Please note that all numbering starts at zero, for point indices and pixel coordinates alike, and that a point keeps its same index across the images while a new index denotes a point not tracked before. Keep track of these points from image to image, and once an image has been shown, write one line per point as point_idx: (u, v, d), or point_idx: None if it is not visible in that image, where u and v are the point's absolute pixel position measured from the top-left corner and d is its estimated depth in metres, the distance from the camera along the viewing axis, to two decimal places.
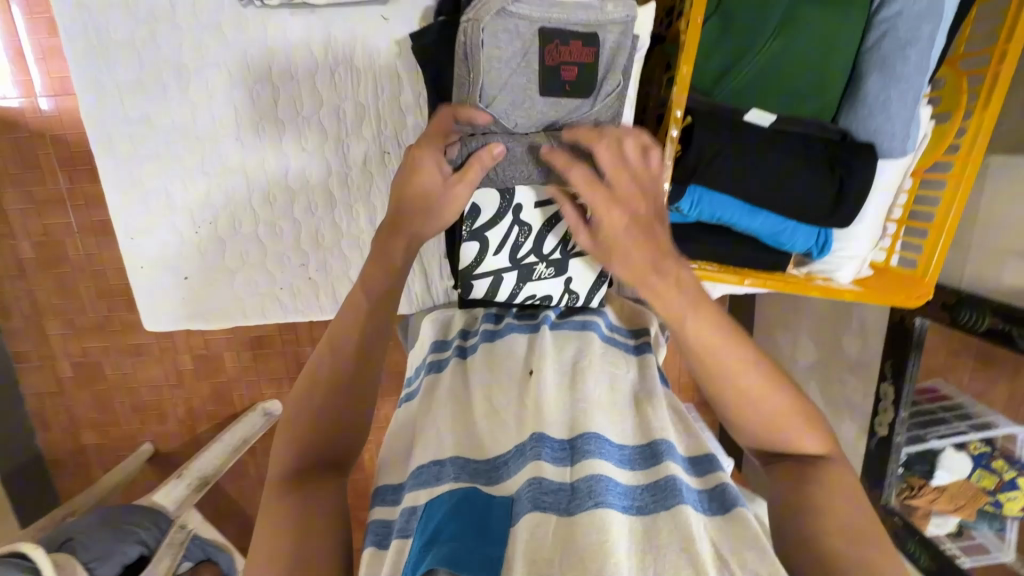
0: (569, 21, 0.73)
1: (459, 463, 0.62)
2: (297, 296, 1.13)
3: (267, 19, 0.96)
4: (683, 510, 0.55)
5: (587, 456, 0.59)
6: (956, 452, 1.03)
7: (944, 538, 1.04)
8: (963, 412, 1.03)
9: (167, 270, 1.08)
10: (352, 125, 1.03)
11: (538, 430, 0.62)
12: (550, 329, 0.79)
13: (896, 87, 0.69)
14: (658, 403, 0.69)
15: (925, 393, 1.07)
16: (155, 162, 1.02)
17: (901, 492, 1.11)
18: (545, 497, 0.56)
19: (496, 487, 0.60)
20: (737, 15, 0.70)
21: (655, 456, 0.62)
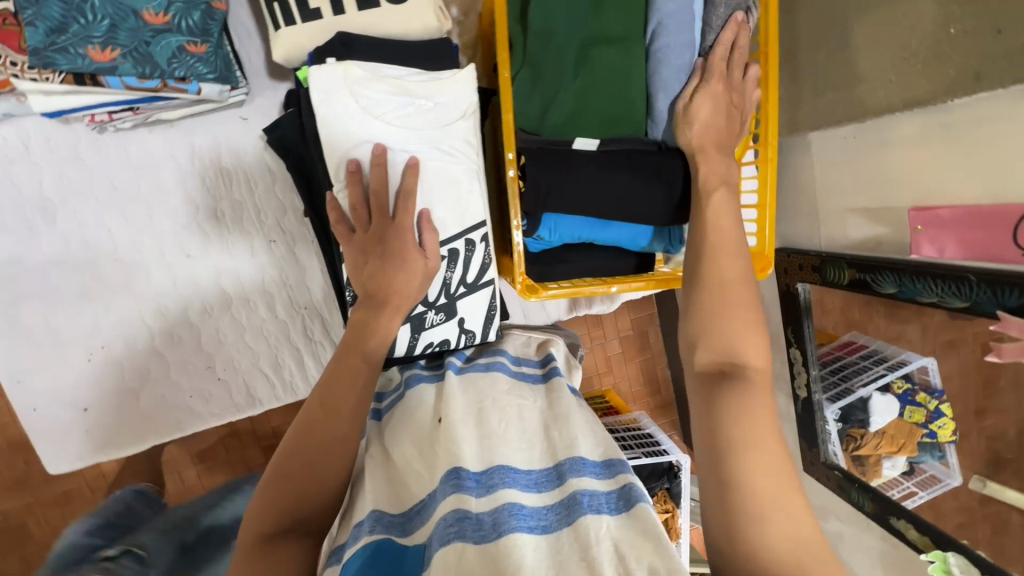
0: (410, 75, 0.80)
1: (375, 515, 0.63)
2: (210, 401, 1.11)
3: (126, 140, 0.99)
4: (585, 523, 0.57)
5: (498, 487, 0.62)
6: (883, 396, 1.04)
7: (899, 478, 1.02)
8: (879, 356, 1.04)
9: (64, 405, 1.04)
10: (231, 221, 1.05)
11: (455, 465, 0.64)
12: (456, 373, 0.81)
13: (685, 99, 0.79)
14: (564, 417, 0.72)
15: (843, 346, 1.09)
16: (32, 298, 1.00)
17: (849, 445, 1.12)
18: (452, 528, 0.57)
19: (411, 537, 0.61)
20: (540, 63, 0.79)
21: (560, 476, 0.65)
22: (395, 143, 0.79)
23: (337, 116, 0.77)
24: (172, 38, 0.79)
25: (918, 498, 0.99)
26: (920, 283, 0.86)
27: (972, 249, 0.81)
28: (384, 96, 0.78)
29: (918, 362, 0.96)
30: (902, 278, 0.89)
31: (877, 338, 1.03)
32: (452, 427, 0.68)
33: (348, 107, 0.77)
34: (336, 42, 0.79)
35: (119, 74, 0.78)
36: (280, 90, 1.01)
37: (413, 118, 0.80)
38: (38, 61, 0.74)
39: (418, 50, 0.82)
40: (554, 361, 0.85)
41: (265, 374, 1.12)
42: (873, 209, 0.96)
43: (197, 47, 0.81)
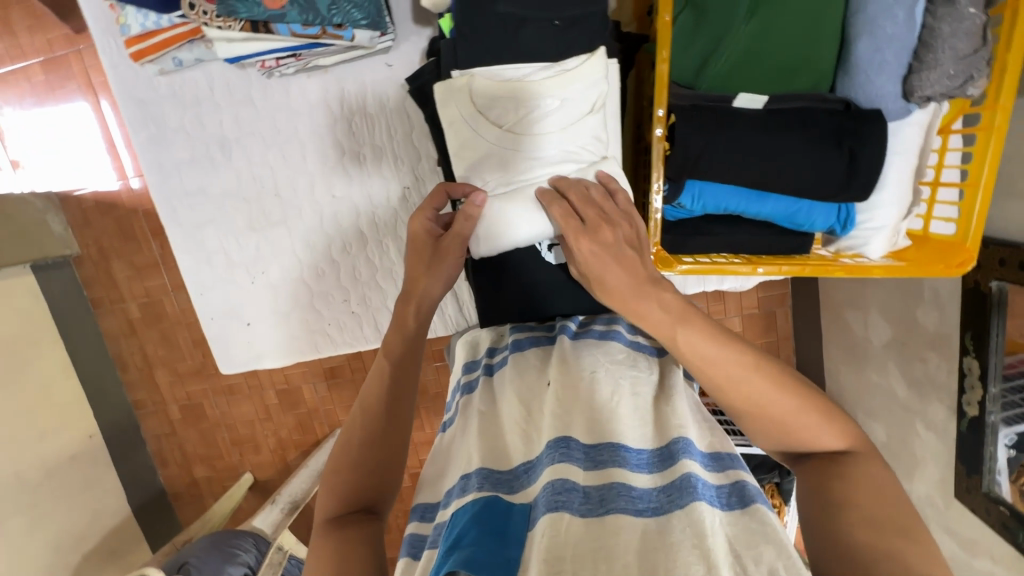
0: (527, 70, 0.77)
1: (483, 473, 0.64)
2: (344, 330, 1.23)
3: (288, 85, 1.07)
4: (700, 508, 0.52)
5: (608, 464, 0.59)
6: None
7: None
8: None
9: (234, 317, 1.22)
10: (371, 165, 1.11)
11: (560, 435, 0.62)
12: (572, 339, 0.78)
13: (889, 48, 0.66)
14: (678, 394, 0.68)
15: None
16: (212, 223, 1.16)
17: (1020, 477, 0.93)
18: (560, 496, 0.55)
19: (518, 495, 0.61)
20: (707, 5, 0.69)
21: (671, 456, 0.60)
22: (529, 150, 0.77)
23: (459, 125, 0.78)
24: None
25: None
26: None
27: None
28: (505, 99, 0.76)
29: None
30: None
31: None
32: (568, 390, 0.68)
33: (473, 117, 0.77)
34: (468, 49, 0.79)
35: (286, 22, 0.84)
36: (424, 36, 1.01)
37: (545, 120, 0.77)
38: (224, 10, 0.82)
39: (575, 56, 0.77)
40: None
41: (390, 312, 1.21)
42: None
43: None
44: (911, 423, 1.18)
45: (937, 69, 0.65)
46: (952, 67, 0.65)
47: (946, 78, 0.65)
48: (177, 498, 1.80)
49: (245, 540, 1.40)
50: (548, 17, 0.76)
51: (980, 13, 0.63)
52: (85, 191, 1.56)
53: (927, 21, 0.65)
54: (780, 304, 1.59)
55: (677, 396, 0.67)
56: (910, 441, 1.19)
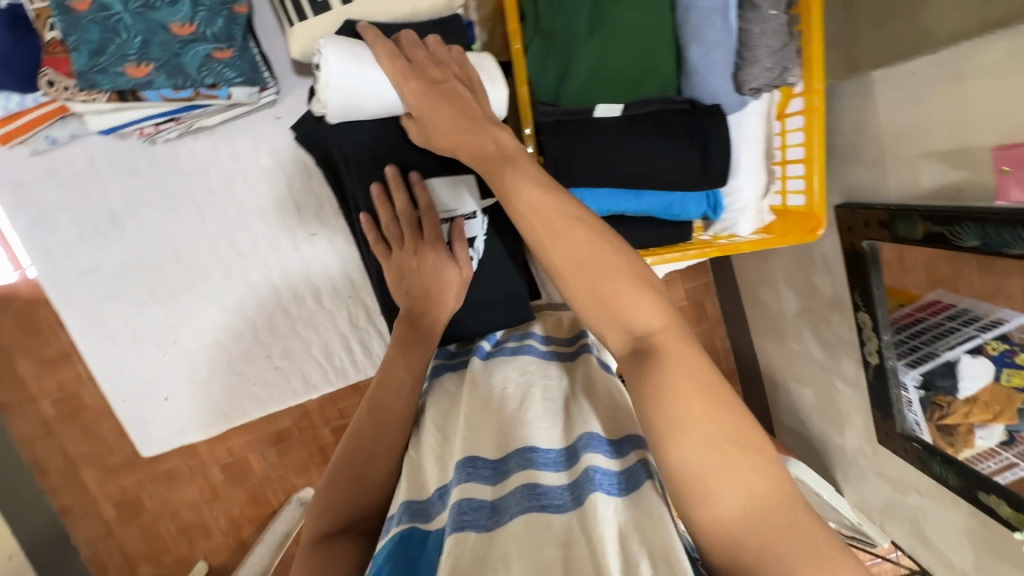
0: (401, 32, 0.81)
1: (403, 506, 0.63)
2: (273, 389, 1.19)
3: (177, 150, 1.05)
4: (596, 500, 0.54)
5: (513, 473, 0.61)
6: (974, 357, 0.91)
7: (998, 449, 0.88)
8: (970, 317, 0.91)
9: (150, 395, 1.15)
10: (277, 217, 1.10)
11: (469, 453, 0.63)
12: (484, 359, 0.80)
13: (714, 50, 0.74)
14: (591, 394, 0.70)
15: (926, 307, 0.97)
16: (116, 301, 1.11)
17: (934, 414, 1.00)
18: (466, 515, 0.56)
19: (433, 521, 0.61)
20: (554, 31, 0.75)
21: (575, 453, 0.62)
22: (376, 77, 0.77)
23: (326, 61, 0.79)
24: (200, 46, 0.83)
25: (1019, 470, 0.85)
26: (1010, 234, 0.75)
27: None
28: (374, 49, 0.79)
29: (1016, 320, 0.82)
30: (987, 229, 0.78)
31: (971, 296, 0.89)
32: (485, 407, 0.70)
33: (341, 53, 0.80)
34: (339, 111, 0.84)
35: (154, 88, 0.83)
36: (308, 86, 1.03)
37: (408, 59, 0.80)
38: (85, 83, 0.79)
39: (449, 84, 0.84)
40: (586, 336, 0.82)
41: (317, 361, 1.19)
42: (949, 151, 0.85)
43: (223, 53, 0.84)
44: (831, 380, 1.28)
45: (756, 64, 0.73)
46: (768, 62, 0.73)
47: (765, 70, 0.74)
48: None
49: None
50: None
51: (779, 13, 0.72)
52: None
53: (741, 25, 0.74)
54: (706, 292, 1.68)
55: (585, 397, 0.70)
56: (833, 398, 1.29)
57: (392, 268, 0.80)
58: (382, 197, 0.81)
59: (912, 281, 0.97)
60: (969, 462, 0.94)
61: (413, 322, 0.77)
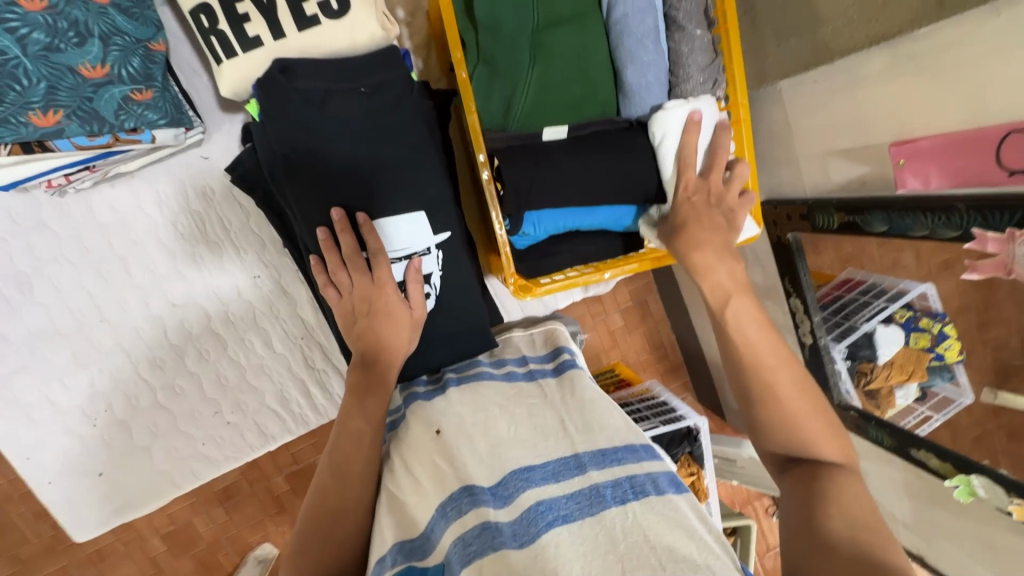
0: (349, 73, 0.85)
1: (397, 548, 0.63)
2: (223, 445, 1.10)
3: (87, 198, 0.96)
4: (609, 515, 0.58)
5: (516, 494, 0.62)
6: (887, 326, 1.03)
7: (913, 405, 1.02)
8: (878, 290, 1.02)
9: (77, 473, 1.03)
10: (212, 262, 1.03)
11: (467, 484, 0.64)
12: (460, 384, 0.79)
13: (649, 71, 0.78)
14: (584, 403, 0.72)
15: (841, 285, 1.07)
16: (27, 372, 0.98)
17: (860, 380, 1.11)
18: (470, 547, 0.57)
19: (431, 556, 0.60)
20: (497, 57, 0.76)
21: (580, 466, 0.64)
22: None
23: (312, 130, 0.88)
24: (115, 90, 0.76)
25: (933, 422, 0.99)
26: (910, 218, 0.84)
27: (958, 174, 0.79)
28: None
29: (917, 289, 0.93)
30: (891, 215, 0.87)
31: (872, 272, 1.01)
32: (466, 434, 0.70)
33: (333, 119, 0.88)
34: (276, 149, 0.76)
35: (66, 136, 0.75)
36: (236, 123, 0.98)
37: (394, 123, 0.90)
38: None
39: (390, 119, 0.79)
40: (565, 353, 0.84)
41: (271, 411, 1.12)
42: (852, 149, 0.94)
43: (142, 94, 0.79)
44: None
45: (689, 81, 0.79)
46: (700, 76, 0.80)
47: (698, 84, 0.80)
48: None
49: None
50: (353, 86, 0.79)
51: (705, 33, 0.79)
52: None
53: (670, 45, 0.80)
54: (649, 291, 1.75)
55: (573, 413, 0.72)
56: None
57: (344, 311, 0.77)
58: (328, 241, 0.76)
59: (826, 262, 1.07)
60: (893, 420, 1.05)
61: (372, 364, 0.74)
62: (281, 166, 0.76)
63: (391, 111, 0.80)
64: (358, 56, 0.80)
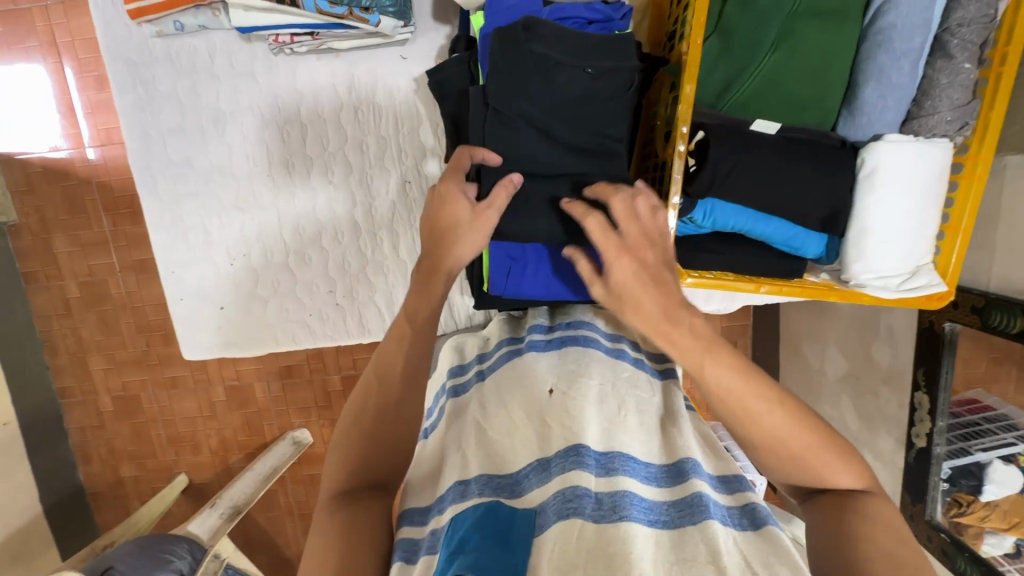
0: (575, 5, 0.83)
1: (483, 479, 0.63)
2: (325, 323, 1.17)
3: (295, 65, 1.04)
4: (713, 525, 0.55)
5: (617, 472, 0.61)
6: (1005, 465, 0.91)
7: (1002, 559, 0.90)
8: (1008, 423, 0.92)
9: (204, 299, 1.14)
10: (374, 156, 1.09)
11: (577, 442, 0.63)
12: (557, 351, 0.77)
13: (892, 95, 0.72)
14: (680, 418, 0.71)
15: (964, 403, 0.97)
16: (194, 198, 1.10)
17: (948, 509, 1.00)
18: (570, 503, 0.56)
19: (518, 499, 0.61)
20: (734, 37, 0.73)
21: (681, 473, 0.62)
22: None
23: None
24: None
25: None
26: None
27: None
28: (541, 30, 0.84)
29: None
30: None
31: (1006, 401, 0.92)
32: (577, 401, 0.68)
33: None
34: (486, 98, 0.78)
35: None
36: (441, 34, 1.01)
37: None
38: None
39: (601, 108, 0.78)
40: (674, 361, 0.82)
41: (376, 309, 1.16)
42: None
43: None
44: (860, 453, 1.22)
45: (936, 115, 0.72)
46: (949, 114, 0.72)
47: (944, 122, 0.73)
48: (96, 498, 1.65)
49: (180, 546, 1.23)
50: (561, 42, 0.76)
51: (973, 68, 0.71)
52: (29, 154, 1.44)
53: (926, 71, 0.73)
54: (741, 334, 1.64)
55: (676, 424, 0.70)
56: None
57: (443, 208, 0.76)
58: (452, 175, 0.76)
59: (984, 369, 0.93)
60: (993, 559, 0.91)
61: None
62: (489, 119, 0.77)
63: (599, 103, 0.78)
64: (596, 35, 0.78)
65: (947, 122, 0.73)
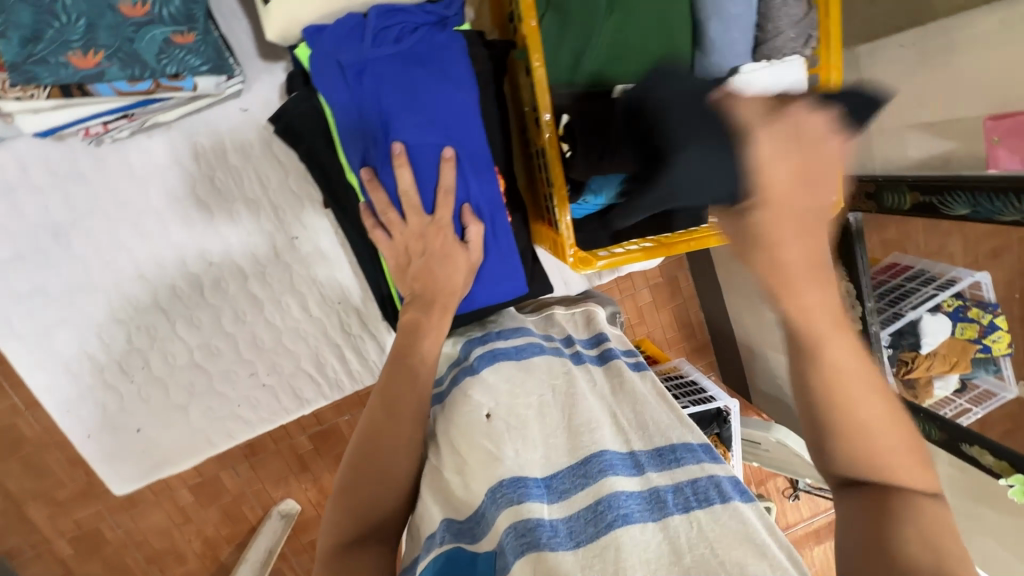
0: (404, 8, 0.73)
1: (445, 525, 0.61)
2: (256, 407, 1.09)
3: (125, 151, 0.92)
4: (675, 522, 0.54)
5: (575, 488, 0.60)
6: (933, 316, 0.97)
7: (952, 396, 0.97)
8: (927, 277, 0.98)
9: (114, 427, 1.03)
10: (249, 220, 1.00)
11: (508, 475, 0.61)
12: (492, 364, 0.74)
13: (735, 27, 0.72)
14: (631, 402, 0.70)
15: (887, 269, 1.01)
16: (63, 326, 0.97)
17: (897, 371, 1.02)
18: (525, 537, 0.53)
19: (481, 542, 0.58)
20: (569, 7, 0.70)
21: (639, 467, 0.62)
22: None
23: None
24: (156, 31, 0.71)
25: (972, 414, 0.94)
26: (1000, 201, 0.78)
27: None
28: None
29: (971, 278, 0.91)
30: (978, 198, 0.80)
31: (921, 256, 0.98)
32: (513, 422, 0.67)
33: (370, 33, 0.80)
34: (347, 69, 0.70)
35: (106, 80, 0.71)
36: (276, 73, 0.93)
37: None
38: (19, 77, 0.67)
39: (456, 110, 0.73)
40: (608, 341, 0.82)
41: (306, 374, 1.10)
42: (938, 122, 0.88)
43: (184, 37, 0.73)
44: None
45: (780, 35, 0.73)
46: (791, 32, 0.73)
47: (789, 40, 0.74)
48: None
49: None
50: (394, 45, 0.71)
51: None
52: None
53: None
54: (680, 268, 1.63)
55: (622, 409, 0.68)
56: None
57: None
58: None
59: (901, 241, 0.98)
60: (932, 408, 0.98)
61: (429, 306, 0.70)
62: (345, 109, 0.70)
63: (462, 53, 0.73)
64: (446, 37, 0.74)
65: (791, 40, 0.74)
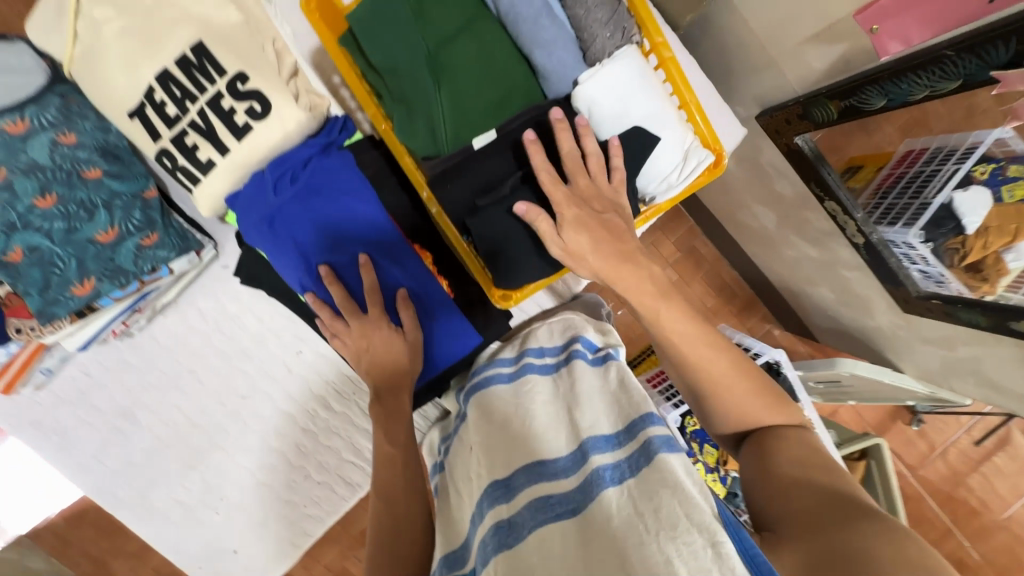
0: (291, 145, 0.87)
1: (442, 560, 0.75)
2: (324, 505, 1.25)
3: (152, 334, 1.12)
4: (608, 493, 0.62)
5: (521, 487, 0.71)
6: (966, 190, 0.89)
7: None
8: (950, 151, 0.90)
9: (219, 554, 1.22)
10: (259, 352, 1.17)
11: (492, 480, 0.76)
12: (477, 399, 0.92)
13: (557, 49, 0.77)
14: (581, 401, 0.82)
15: (903, 160, 0.98)
16: (154, 486, 1.17)
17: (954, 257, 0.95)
18: (489, 547, 0.66)
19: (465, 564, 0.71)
20: (406, 94, 0.78)
21: (584, 453, 0.72)
22: None
23: None
24: (129, 243, 0.92)
25: None
26: (906, 83, 0.84)
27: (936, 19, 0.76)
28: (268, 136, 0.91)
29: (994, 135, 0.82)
30: (886, 85, 0.87)
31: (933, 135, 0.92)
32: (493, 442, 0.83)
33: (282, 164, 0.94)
34: (263, 222, 0.85)
35: (104, 295, 0.91)
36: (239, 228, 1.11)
37: None
38: (44, 318, 0.88)
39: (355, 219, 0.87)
40: (578, 344, 0.94)
41: (350, 463, 1.24)
42: None
43: (150, 239, 0.93)
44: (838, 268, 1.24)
45: (595, 39, 0.78)
46: (605, 32, 0.78)
47: (607, 40, 0.78)
48: None
49: None
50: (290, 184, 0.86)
51: None
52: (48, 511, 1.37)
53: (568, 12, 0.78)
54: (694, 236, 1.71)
55: (574, 410, 0.81)
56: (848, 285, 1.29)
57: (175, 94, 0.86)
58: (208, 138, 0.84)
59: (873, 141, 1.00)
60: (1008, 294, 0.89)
61: (391, 391, 0.87)
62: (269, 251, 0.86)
63: (349, 169, 0.87)
64: (336, 158, 0.88)
65: (613, 38, 0.78)
